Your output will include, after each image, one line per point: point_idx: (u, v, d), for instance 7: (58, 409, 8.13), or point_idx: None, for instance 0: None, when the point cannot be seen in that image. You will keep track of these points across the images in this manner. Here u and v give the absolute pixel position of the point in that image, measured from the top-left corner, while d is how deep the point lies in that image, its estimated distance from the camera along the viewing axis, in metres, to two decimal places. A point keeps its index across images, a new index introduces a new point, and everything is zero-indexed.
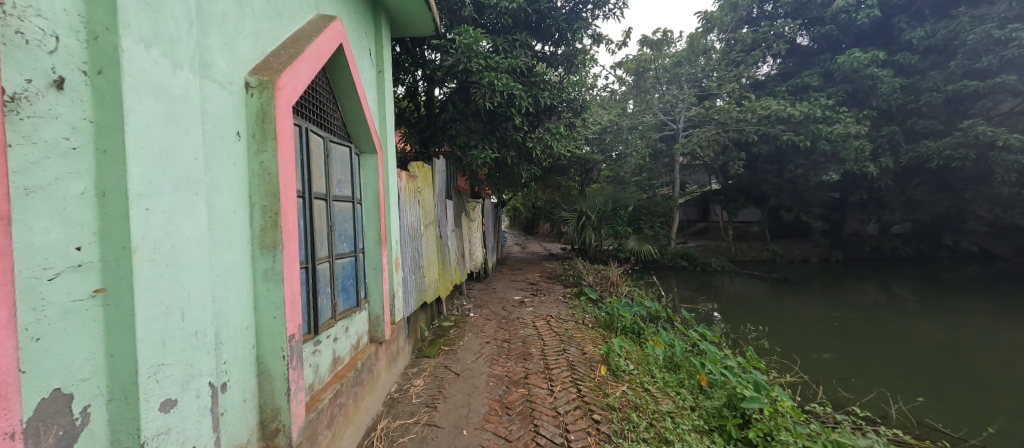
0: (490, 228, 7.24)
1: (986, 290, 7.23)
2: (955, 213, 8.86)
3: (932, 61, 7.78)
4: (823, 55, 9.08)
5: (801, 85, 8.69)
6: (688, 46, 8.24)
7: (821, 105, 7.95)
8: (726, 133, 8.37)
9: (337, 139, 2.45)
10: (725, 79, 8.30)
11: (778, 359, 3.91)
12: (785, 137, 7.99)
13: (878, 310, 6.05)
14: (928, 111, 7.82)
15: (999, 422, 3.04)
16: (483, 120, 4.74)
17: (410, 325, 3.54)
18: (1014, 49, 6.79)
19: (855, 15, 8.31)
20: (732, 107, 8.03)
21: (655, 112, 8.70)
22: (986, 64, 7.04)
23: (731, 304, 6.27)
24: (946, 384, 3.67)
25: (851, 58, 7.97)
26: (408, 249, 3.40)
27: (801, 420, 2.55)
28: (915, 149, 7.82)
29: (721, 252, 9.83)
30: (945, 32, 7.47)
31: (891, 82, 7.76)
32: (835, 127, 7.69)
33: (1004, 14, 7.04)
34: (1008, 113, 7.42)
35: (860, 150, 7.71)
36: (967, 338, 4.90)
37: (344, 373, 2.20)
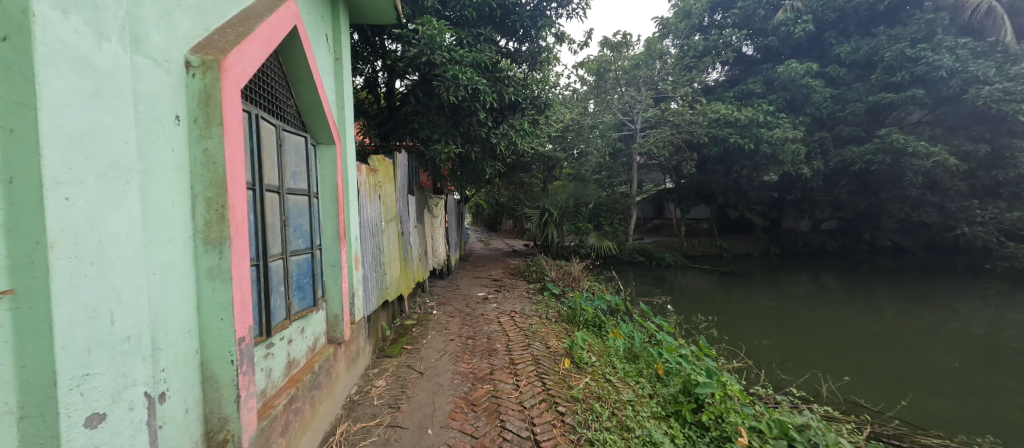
0: (453, 224, 7.18)
1: (897, 280, 8.14)
2: (873, 211, 9.86)
3: (857, 74, 8.60)
4: (765, 64, 9.76)
5: (746, 92, 9.29)
6: (645, 50, 8.52)
7: (763, 111, 8.56)
8: (679, 134, 8.79)
9: (291, 127, 2.32)
10: (679, 83, 8.71)
11: (726, 347, 4.21)
12: (732, 140, 8.55)
13: (810, 300, 6.65)
14: (852, 119, 8.64)
15: (910, 396, 3.46)
16: (447, 114, 4.67)
17: (370, 324, 3.44)
18: (922, 66, 7.63)
19: (792, 29, 8.99)
20: (685, 110, 8.44)
21: (614, 113, 8.95)
22: (900, 79, 7.86)
23: (683, 296, 6.63)
24: (866, 364, 4.11)
25: (788, 68, 8.64)
26: (368, 246, 3.29)
27: (747, 402, 2.76)
28: (841, 154, 8.63)
29: (673, 247, 10.36)
30: (868, 49, 8.27)
31: (823, 91, 8.50)
32: (775, 132, 8.31)
33: (915, 35, 7.88)
34: (916, 123, 8.34)
35: (796, 154, 8.38)
36: (882, 323, 5.49)
37: (300, 376, 2.10)
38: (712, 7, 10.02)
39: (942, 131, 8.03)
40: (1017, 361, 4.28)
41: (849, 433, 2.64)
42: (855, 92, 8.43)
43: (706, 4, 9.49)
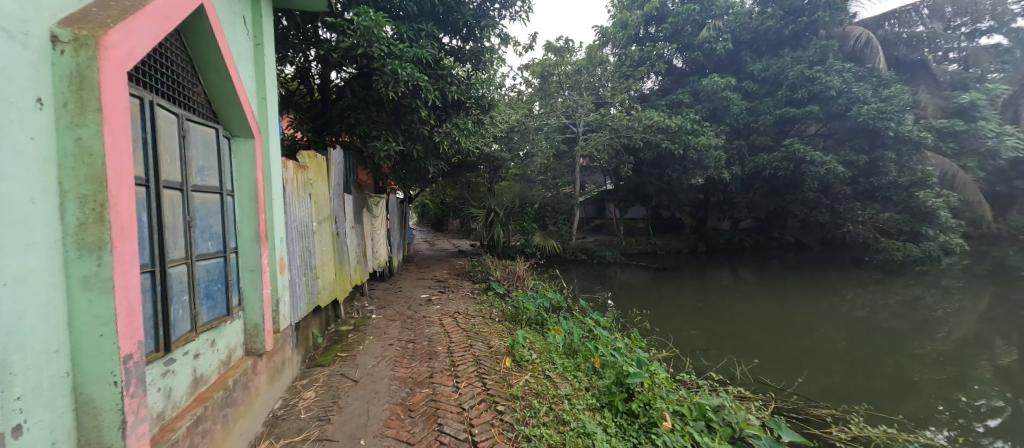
0: (396, 225, 6.94)
1: (798, 272, 9.27)
2: (780, 211, 11.11)
3: (767, 90, 9.67)
4: (693, 76, 10.62)
5: (676, 101, 10.04)
6: (586, 55, 8.81)
7: (690, 119, 9.26)
8: (618, 138, 9.27)
9: (198, 118, 2.09)
10: (617, 90, 9.18)
11: (656, 337, 4.54)
12: (664, 145, 9.15)
13: (730, 291, 7.35)
14: (763, 129, 9.69)
15: (805, 373, 3.96)
16: (386, 110, 4.54)
17: (299, 332, 3.22)
18: (817, 85, 8.74)
19: (715, 46, 9.88)
20: (623, 115, 8.89)
21: (558, 116, 9.19)
22: (801, 95, 8.93)
23: (622, 292, 7.02)
24: (773, 347, 4.63)
25: (711, 82, 9.51)
26: (296, 248, 3.07)
27: (672, 388, 2.96)
28: (755, 161, 9.65)
29: (612, 246, 10.93)
30: (775, 68, 9.32)
31: (739, 104, 9.44)
32: (701, 139, 9.07)
33: (812, 58, 9.03)
34: (813, 135, 9.54)
35: (718, 159, 9.12)
36: (787, 310, 6.20)
37: (209, 394, 1.90)
38: (647, 20, 10.69)
39: (833, 142, 9.25)
40: (887, 339, 5.06)
41: (758, 411, 2.94)
42: (766, 105, 9.45)
43: (642, 17, 10.13)
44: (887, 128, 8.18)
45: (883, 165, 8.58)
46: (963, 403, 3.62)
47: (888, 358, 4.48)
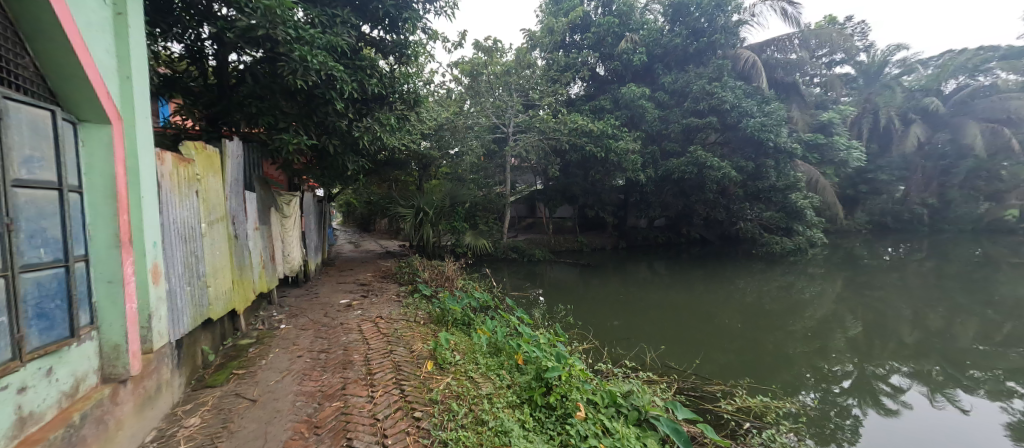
0: (313, 226, 6.38)
1: (701, 264, 10.38)
2: (687, 212, 12.28)
3: (675, 101, 10.72)
4: (613, 84, 11.33)
5: (598, 107, 10.62)
6: (515, 58, 8.96)
7: (611, 124, 9.70)
8: (546, 139, 9.53)
9: (24, 98, 1.67)
10: (545, 93, 9.45)
11: (578, 331, 4.77)
12: (587, 148, 9.51)
13: (646, 284, 8.01)
14: (672, 137, 10.67)
15: (701, 355, 4.46)
16: (297, 100, 4.12)
17: (182, 351, 2.77)
18: (715, 99, 9.89)
19: (632, 57, 10.62)
20: (550, 118, 9.14)
21: (489, 115, 9.12)
22: (703, 107, 10.04)
23: (552, 288, 7.27)
24: (677, 333, 5.14)
25: (629, 91, 10.26)
26: (176, 253, 2.63)
27: (588, 379, 3.01)
28: (666, 165, 10.31)
29: (542, 243, 11.29)
30: (682, 82, 10.36)
31: (652, 112, 10.27)
32: (620, 143, 9.45)
33: (711, 74, 10.24)
34: (713, 143, 10.74)
35: (634, 163, 9.59)
36: (692, 299, 6.92)
37: (40, 436, 1.55)
38: (572, 28, 11.23)
39: (728, 150, 10.51)
40: (763, 320, 5.89)
41: (663, 392, 3.19)
42: (675, 114, 10.42)
43: (567, 24, 10.66)
44: (768, 140, 9.50)
45: (765, 171, 9.96)
46: (818, 372, 4.34)
47: (767, 337, 5.20)
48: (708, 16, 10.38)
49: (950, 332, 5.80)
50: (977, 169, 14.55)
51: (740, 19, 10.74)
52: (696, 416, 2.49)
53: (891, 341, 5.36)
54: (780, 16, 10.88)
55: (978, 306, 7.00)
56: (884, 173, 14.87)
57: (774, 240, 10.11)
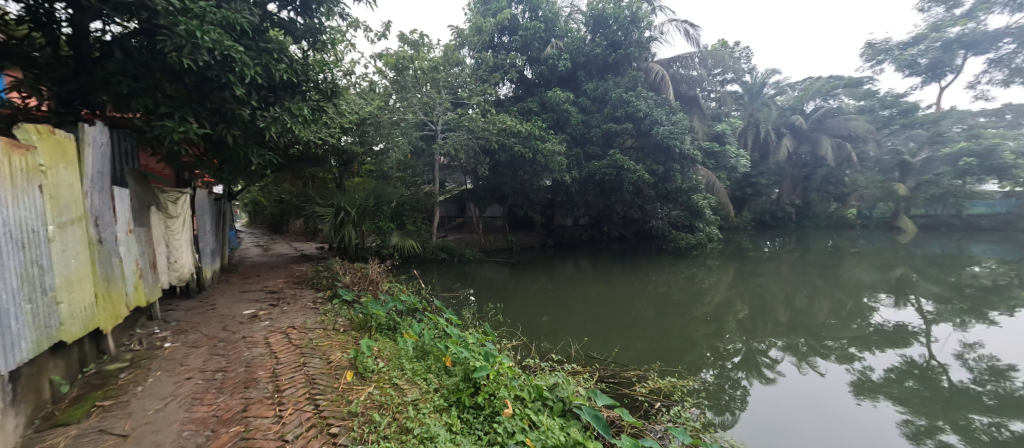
0: (208, 228, 5.66)
1: (621, 260, 11.08)
2: (608, 211, 13.04)
3: (597, 106, 11.32)
4: (540, 88, 11.67)
5: (526, 109, 10.87)
6: (443, 55, 8.82)
7: (538, 126, 9.92)
8: (476, 138, 9.42)
9: None
10: (474, 92, 9.39)
11: (508, 328, 4.82)
12: (516, 148, 9.57)
13: (571, 280, 8.37)
14: (594, 140, 11.24)
15: (620, 344, 4.75)
16: (182, 82, 3.67)
17: (22, 384, 2.25)
18: (629, 107, 10.67)
19: (556, 63, 11.00)
20: (479, 117, 9.03)
21: (416, 111, 8.78)
22: (620, 114, 10.77)
23: (482, 287, 7.29)
24: (599, 325, 5.43)
25: (554, 95, 10.60)
26: (7, 263, 2.12)
27: (517, 375, 3.01)
28: (589, 167, 10.81)
29: (472, 243, 11.24)
30: (603, 89, 11.00)
31: (576, 117, 10.74)
32: (546, 145, 9.69)
33: (628, 84, 11.03)
34: (629, 148, 11.54)
35: (560, 165, 9.91)
36: (613, 292, 7.37)
37: None
38: (500, 29, 11.35)
39: (642, 155, 11.34)
40: (673, 308, 6.45)
41: (585, 381, 3.31)
42: (596, 120, 10.99)
43: (495, 26, 10.75)
44: (674, 146, 10.45)
45: (673, 174, 10.91)
46: (716, 354, 4.86)
47: (676, 324, 5.71)
48: (623, 30, 11.05)
49: (812, 310, 6.91)
50: (829, 176, 17.54)
51: (651, 35, 11.66)
52: (614, 402, 2.58)
53: (771, 322, 6.21)
54: (683, 35, 12.03)
55: (832, 288, 8.38)
56: (763, 179, 17.29)
57: (680, 237, 11.16)
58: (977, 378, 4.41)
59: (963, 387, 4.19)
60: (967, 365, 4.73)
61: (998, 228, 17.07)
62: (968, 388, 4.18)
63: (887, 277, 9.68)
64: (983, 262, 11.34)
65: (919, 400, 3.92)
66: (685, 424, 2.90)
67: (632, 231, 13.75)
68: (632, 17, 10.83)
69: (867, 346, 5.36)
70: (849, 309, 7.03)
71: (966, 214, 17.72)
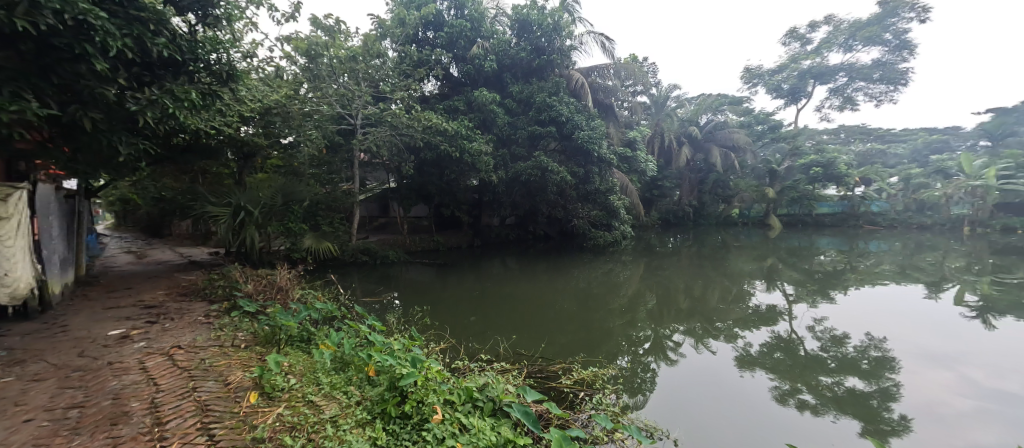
0: (55, 233, 4.71)
1: (547, 258, 11.43)
2: (533, 212, 13.40)
3: (522, 108, 11.56)
4: (466, 87, 11.61)
5: (452, 107, 10.69)
6: (362, 45, 8.40)
7: (464, 125, 9.81)
8: (399, 135, 9.04)
9: None
10: (397, 86, 9.03)
11: (434, 331, 4.69)
12: (442, 147, 9.34)
13: (498, 279, 8.45)
14: (519, 142, 11.44)
15: (546, 339, 4.86)
16: (16, 49, 2.99)
17: None
18: (550, 112, 11.10)
19: (483, 63, 10.97)
20: (403, 112, 8.60)
21: (331, 103, 8.23)
22: (544, 117, 11.08)
23: (407, 290, 7.06)
24: (525, 322, 5.53)
25: (481, 94, 10.57)
26: None
27: (445, 379, 2.91)
28: (515, 168, 10.92)
29: (396, 245, 10.81)
30: (527, 92, 11.31)
31: (502, 118, 10.85)
32: (473, 144, 9.61)
33: (551, 89, 11.44)
34: (553, 150, 11.91)
35: (487, 164, 9.91)
36: (538, 289, 7.56)
37: None
38: (425, 23, 11.08)
39: (564, 157, 11.78)
40: (594, 302, 6.79)
41: (514, 379, 3.32)
42: (521, 121, 11.21)
43: (419, 20, 10.49)
44: (593, 150, 11.04)
45: (592, 176, 11.49)
46: (630, 341, 5.22)
47: (596, 316, 6.03)
48: (547, 37, 11.42)
49: (708, 296, 7.79)
50: (718, 180, 19.90)
51: (572, 44, 12.23)
52: (542, 396, 2.60)
53: (674, 309, 6.88)
54: (600, 47, 12.77)
55: (720, 276, 9.49)
56: (667, 182, 18.99)
57: (598, 235, 11.84)
58: (822, 345, 5.34)
59: (815, 355, 5.01)
60: (816, 335, 5.68)
61: (836, 225, 20.68)
62: (818, 354, 5.04)
63: (761, 265, 11.29)
64: (825, 252, 13.78)
65: (788, 368, 4.60)
66: (605, 409, 3.04)
67: (556, 230, 14.22)
68: (555, 25, 11.19)
69: (749, 326, 6.18)
70: (732, 294, 8.08)
71: (815, 213, 20.76)
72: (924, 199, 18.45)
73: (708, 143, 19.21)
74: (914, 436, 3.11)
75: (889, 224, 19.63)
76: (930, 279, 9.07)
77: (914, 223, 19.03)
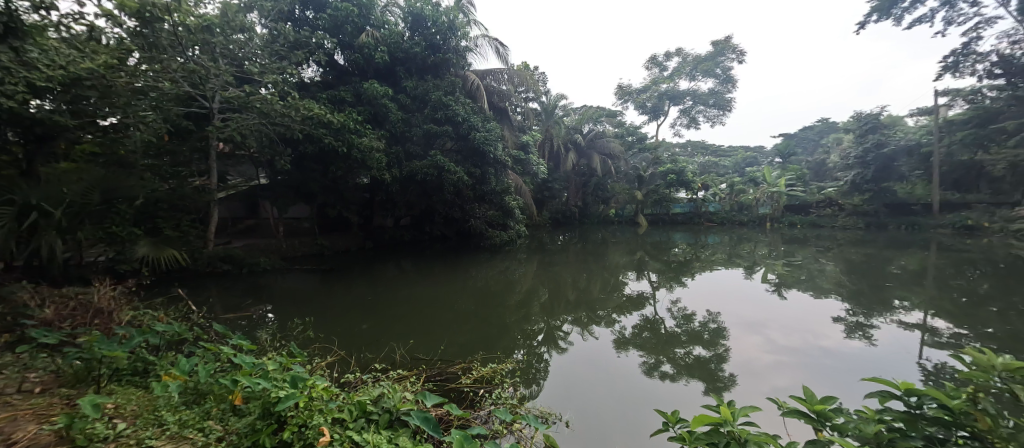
0: None
1: (443, 258, 11.32)
2: (429, 212, 13.12)
3: (417, 104, 11.25)
4: (353, 77, 10.82)
5: (337, 98, 9.78)
6: (220, 16, 7.17)
7: (353, 119, 9.11)
8: (272, 124, 7.95)
9: None
10: (268, 68, 7.87)
11: (320, 344, 4.26)
12: (326, 140, 8.54)
13: (391, 282, 8.09)
14: (413, 139, 11.08)
15: (444, 341, 4.77)
16: None
17: None
18: (446, 111, 11.03)
19: (373, 53, 10.37)
20: (275, 99, 7.42)
21: (178, 82, 6.88)
22: (440, 116, 10.94)
23: (284, 301, 6.33)
24: (422, 325, 5.36)
25: (371, 87, 9.97)
26: None
27: (332, 395, 2.66)
28: (410, 166, 10.53)
29: (268, 250, 9.63)
30: (423, 89, 11.07)
31: (396, 113, 10.38)
32: (363, 139, 9.01)
33: (447, 88, 11.44)
34: (449, 150, 11.77)
35: (379, 161, 9.30)
36: (433, 291, 7.42)
37: None
38: (303, 2, 10.05)
39: (461, 157, 11.76)
40: (490, 300, 6.90)
41: (411, 385, 3.17)
42: (416, 119, 10.90)
43: None
44: (490, 151, 11.22)
45: (488, 177, 11.64)
46: (525, 335, 5.43)
47: (492, 313, 6.13)
48: (442, 35, 11.36)
49: (591, 287, 8.52)
50: (598, 184, 21.92)
51: (467, 45, 12.32)
52: (443, 398, 2.52)
53: (563, 301, 7.35)
54: (495, 52, 13.06)
55: (601, 269, 10.46)
56: (557, 184, 20.25)
57: (495, 235, 12.08)
58: (677, 323, 6.27)
59: (674, 333, 5.79)
60: (674, 316, 6.61)
61: (685, 223, 24.35)
62: (676, 331, 5.88)
63: (633, 257, 12.76)
64: (678, 244, 16.28)
65: (656, 344, 5.26)
66: (503, 403, 3.09)
67: (452, 231, 14.14)
68: (450, 25, 11.19)
69: (625, 312, 6.90)
70: (611, 285, 8.97)
71: (671, 212, 24.10)
72: (742, 202, 22.99)
73: (590, 149, 20.98)
74: (740, 387, 3.77)
75: (720, 221, 23.42)
76: (747, 263, 11.31)
77: (737, 220, 23.28)
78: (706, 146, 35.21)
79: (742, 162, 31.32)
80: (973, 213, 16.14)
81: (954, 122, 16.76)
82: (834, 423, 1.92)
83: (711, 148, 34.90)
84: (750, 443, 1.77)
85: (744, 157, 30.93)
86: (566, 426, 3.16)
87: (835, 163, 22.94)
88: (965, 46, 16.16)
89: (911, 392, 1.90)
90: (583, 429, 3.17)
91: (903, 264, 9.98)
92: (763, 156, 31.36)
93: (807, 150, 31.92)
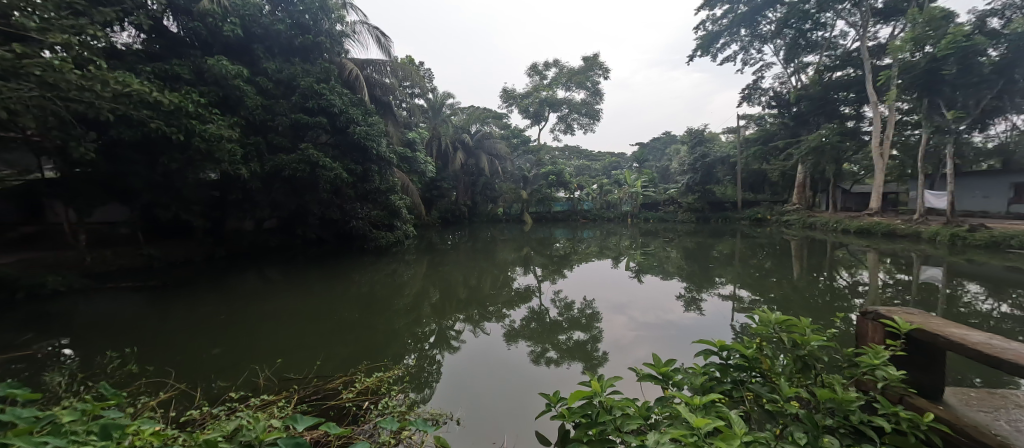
0: None
1: (318, 264, 10.31)
2: (300, 212, 11.79)
3: (282, 90, 10.05)
4: (193, 50, 9.08)
5: (169, 73, 8.04)
6: None
7: (194, 101, 7.63)
8: (64, 102, 5.38)
9: None
10: (57, 24, 5.42)
11: (149, 380, 3.50)
12: (156, 127, 6.80)
13: (251, 295, 7.05)
14: (278, 129, 9.83)
15: (321, 357, 4.30)
16: None
17: None
18: (317, 100, 10.05)
19: (220, 25, 8.85)
20: (70, 66, 4.96)
21: None
22: (312, 105, 9.91)
23: (94, 330, 5.08)
24: (289, 342, 4.76)
25: (218, 63, 8.50)
26: None
27: (168, 439, 2.10)
28: (274, 160, 9.29)
29: (64, 266, 7.60)
30: (287, 74, 9.95)
31: (253, 98, 9.08)
32: (208, 127, 7.61)
33: (318, 74, 10.49)
34: (324, 143, 10.73)
35: (231, 153, 8.17)
36: (303, 301, 6.68)
37: None
38: None
39: (338, 152, 10.81)
40: (374, 306, 6.47)
41: (279, 411, 2.78)
42: (280, 106, 9.73)
43: None
44: (372, 147, 10.59)
45: (371, 175, 10.95)
46: (415, 338, 5.24)
47: (378, 320, 5.77)
48: (312, 15, 10.42)
49: (481, 285, 8.59)
50: (485, 183, 22.28)
51: (342, 30, 11.43)
52: (318, 420, 2.19)
53: (454, 300, 7.30)
54: (375, 41, 12.36)
55: (490, 266, 10.70)
56: (445, 183, 19.97)
57: (380, 235, 11.50)
58: (559, 311, 6.71)
59: (557, 321, 6.18)
60: (556, 305, 7.08)
61: (564, 220, 26.28)
62: (558, 319, 6.31)
63: (519, 253, 13.34)
64: (559, 239, 17.59)
65: (539, 333, 5.56)
66: (391, 411, 2.94)
67: (330, 233, 12.98)
68: (321, 5, 10.32)
69: (513, 306, 7.11)
70: (501, 281, 9.21)
71: (551, 211, 25.82)
72: (609, 200, 25.78)
73: (477, 148, 21.11)
74: (610, 362, 4.19)
75: (593, 217, 26.00)
76: (614, 254, 12.74)
77: (606, 216, 26.03)
78: (580, 150, 38.47)
79: (608, 166, 35.16)
80: (763, 210, 20.70)
81: (750, 139, 21.51)
82: (673, 381, 2.15)
83: (583, 152, 38.25)
84: (615, 409, 1.93)
85: (609, 161, 34.86)
86: (456, 423, 3.13)
87: (676, 169, 27.16)
88: (755, 83, 20.54)
89: (724, 348, 2.34)
90: (470, 425, 3.14)
91: (721, 250, 12.33)
92: (624, 161, 35.75)
93: (656, 158, 37.52)
